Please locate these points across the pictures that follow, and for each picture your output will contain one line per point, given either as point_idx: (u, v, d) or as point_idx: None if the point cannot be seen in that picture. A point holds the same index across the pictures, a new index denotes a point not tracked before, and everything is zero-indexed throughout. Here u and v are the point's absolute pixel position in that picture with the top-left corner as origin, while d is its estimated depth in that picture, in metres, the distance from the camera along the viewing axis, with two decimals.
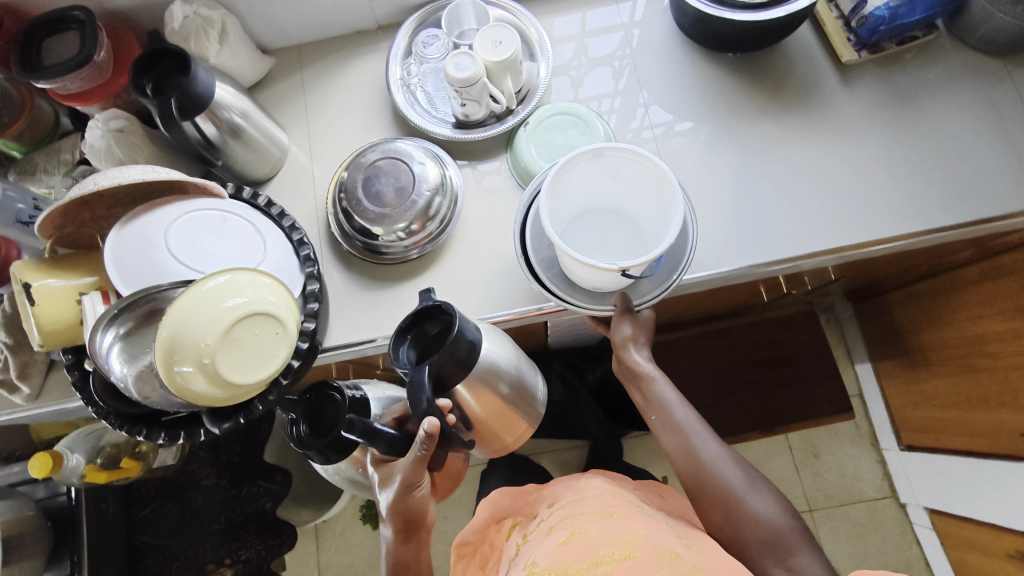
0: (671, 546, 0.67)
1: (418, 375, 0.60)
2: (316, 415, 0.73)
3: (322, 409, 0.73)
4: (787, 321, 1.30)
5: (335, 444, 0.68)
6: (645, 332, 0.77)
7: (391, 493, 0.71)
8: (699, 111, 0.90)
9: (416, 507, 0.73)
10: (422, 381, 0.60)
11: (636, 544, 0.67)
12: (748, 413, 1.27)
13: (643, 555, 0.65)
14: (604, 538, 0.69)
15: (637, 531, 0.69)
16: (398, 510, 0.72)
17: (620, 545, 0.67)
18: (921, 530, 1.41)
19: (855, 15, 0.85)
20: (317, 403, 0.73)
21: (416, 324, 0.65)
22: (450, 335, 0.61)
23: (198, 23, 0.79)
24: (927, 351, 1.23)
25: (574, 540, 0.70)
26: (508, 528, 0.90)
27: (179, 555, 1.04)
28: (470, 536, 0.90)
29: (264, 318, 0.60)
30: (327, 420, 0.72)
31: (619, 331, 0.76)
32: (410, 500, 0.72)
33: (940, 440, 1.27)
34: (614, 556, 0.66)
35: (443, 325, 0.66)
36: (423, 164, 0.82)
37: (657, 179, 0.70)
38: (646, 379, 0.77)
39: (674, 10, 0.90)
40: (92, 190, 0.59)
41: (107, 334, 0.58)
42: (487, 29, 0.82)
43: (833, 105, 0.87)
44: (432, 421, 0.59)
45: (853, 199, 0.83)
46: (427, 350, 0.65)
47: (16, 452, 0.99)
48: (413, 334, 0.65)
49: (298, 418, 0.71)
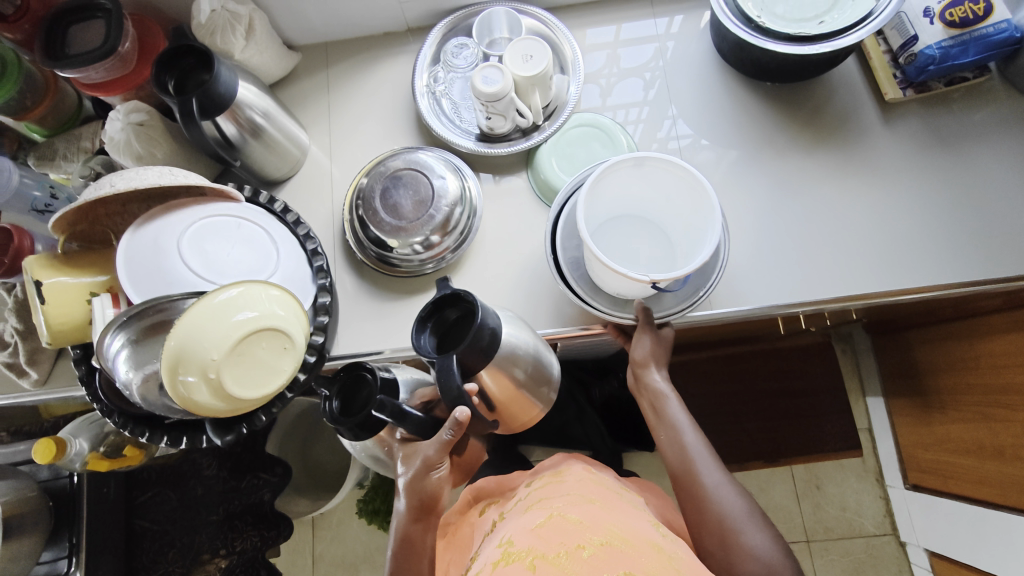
0: (651, 537, 0.62)
1: (446, 363, 0.58)
2: (351, 394, 0.64)
3: (355, 389, 0.64)
4: (800, 352, 1.28)
5: (366, 423, 0.61)
6: (662, 354, 0.75)
7: (408, 471, 0.69)
8: (730, 138, 0.87)
9: (431, 490, 0.71)
10: (450, 368, 0.58)
11: (619, 533, 0.61)
12: (753, 443, 1.24)
13: (629, 543, 0.60)
14: (587, 523, 0.62)
15: (620, 521, 0.64)
16: (415, 491, 0.70)
17: (604, 532, 0.60)
18: (919, 571, 1.39)
19: (904, 51, 0.81)
20: (350, 383, 0.64)
21: (438, 309, 0.63)
22: (473, 327, 0.58)
23: (224, 18, 0.77)
24: (943, 393, 1.19)
25: (552, 521, 0.63)
26: (482, 506, 0.84)
27: (176, 542, 1.05)
28: (451, 517, 0.84)
29: (273, 333, 0.59)
30: (359, 402, 0.63)
31: (640, 347, 0.75)
32: (428, 480, 0.70)
33: (948, 484, 1.24)
34: (597, 540, 0.59)
35: (463, 312, 0.63)
36: (444, 178, 0.80)
37: (696, 195, 0.68)
38: (659, 397, 0.74)
39: (715, 33, 0.87)
40: (109, 193, 0.58)
41: (116, 338, 0.58)
42: (518, 42, 0.80)
43: (871, 143, 0.84)
44: (464, 410, 0.59)
45: (882, 243, 0.81)
46: (447, 336, 0.63)
47: (23, 428, 1.03)
48: (433, 322, 0.63)
49: (331, 395, 0.63)
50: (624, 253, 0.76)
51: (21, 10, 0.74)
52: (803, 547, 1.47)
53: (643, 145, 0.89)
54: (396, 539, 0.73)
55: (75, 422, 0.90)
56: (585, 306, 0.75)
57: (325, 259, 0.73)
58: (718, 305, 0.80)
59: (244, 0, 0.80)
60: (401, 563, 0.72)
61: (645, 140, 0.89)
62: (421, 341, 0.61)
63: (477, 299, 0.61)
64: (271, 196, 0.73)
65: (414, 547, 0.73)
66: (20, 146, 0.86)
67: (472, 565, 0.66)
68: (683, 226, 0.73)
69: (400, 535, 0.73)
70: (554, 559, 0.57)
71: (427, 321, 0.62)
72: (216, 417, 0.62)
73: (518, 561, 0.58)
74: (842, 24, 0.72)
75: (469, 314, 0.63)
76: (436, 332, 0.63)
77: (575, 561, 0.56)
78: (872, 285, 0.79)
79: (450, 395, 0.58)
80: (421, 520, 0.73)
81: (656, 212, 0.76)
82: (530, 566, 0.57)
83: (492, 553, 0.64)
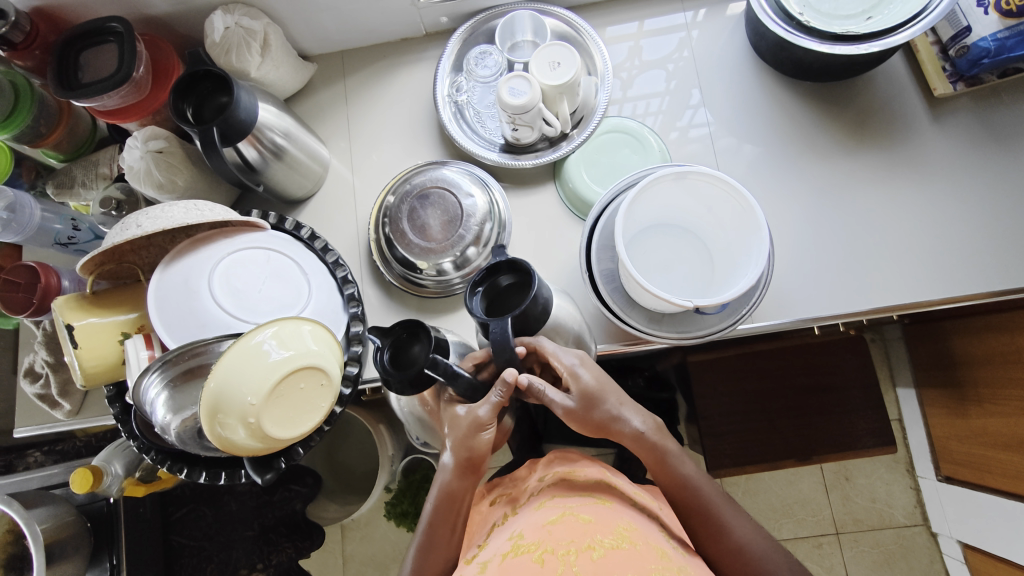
0: (659, 542, 0.60)
1: (503, 328, 0.56)
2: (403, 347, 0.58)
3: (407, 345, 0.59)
4: (831, 347, 1.14)
5: (416, 380, 0.56)
6: (610, 393, 0.64)
7: (458, 425, 0.62)
8: (765, 137, 0.84)
9: (481, 449, 0.63)
10: (505, 333, 0.56)
11: (628, 535, 0.60)
12: (783, 441, 1.11)
13: (637, 546, 0.58)
14: (597, 522, 0.61)
15: (629, 523, 0.62)
16: (460, 449, 0.63)
17: (614, 533, 0.59)
18: (952, 562, 1.31)
19: (955, 43, 0.76)
20: (404, 338, 0.59)
21: (492, 274, 0.61)
22: (529, 298, 0.57)
23: (239, 35, 0.74)
24: (981, 386, 1.07)
25: (565, 520, 0.61)
26: (492, 497, 0.77)
27: (213, 557, 1.06)
28: (456, 486, 0.65)
29: (310, 372, 0.56)
30: (409, 360, 0.57)
31: (585, 424, 0.63)
32: (478, 438, 0.62)
33: (985, 478, 1.13)
34: (606, 542, 0.58)
35: (515, 278, 0.61)
36: (474, 196, 0.78)
37: (742, 211, 0.64)
38: (665, 459, 0.65)
39: (752, 29, 0.83)
40: (136, 234, 0.56)
41: (153, 381, 0.56)
42: (543, 50, 0.76)
43: (920, 142, 0.81)
44: (512, 371, 0.57)
45: (929, 251, 0.78)
46: (499, 302, 0.61)
47: (72, 448, 1.08)
48: (485, 287, 0.61)
49: (381, 346, 0.58)
50: (659, 268, 0.73)
51: (30, 36, 0.72)
52: (833, 540, 1.39)
53: (666, 140, 0.85)
54: (436, 498, 0.65)
55: (107, 448, 0.90)
56: (619, 322, 0.72)
57: (355, 286, 0.72)
58: (761, 318, 0.78)
59: (258, 14, 0.77)
60: (435, 529, 0.65)
61: (667, 132, 0.85)
62: (473, 301, 0.59)
63: (535, 270, 0.60)
64: (297, 222, 0.72)
65: (453, 513, 0.65)
66: (38, 174, 0.85)
67: (477, 554, 0.64)
68: (725, 240, 0.69)
69: (442, 494, 0.65)
70: (563, 556, 0.56)
71: (481, 286, 0.61)
72: (256, 456, 0.59)
73: (527, 554, 0.58)
74: (893, 20, 0.68)
75: (523, 282, 0.61)
76: (486, 296, 0.61)
77: (581, 560, 0.55)
78: (916, 296, 0.77)
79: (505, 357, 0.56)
80: (468, 479, 0.65)
81: (695, 225, 0.72)
82: (540, 560, 0.57)
83: (501, 544, 0.62)
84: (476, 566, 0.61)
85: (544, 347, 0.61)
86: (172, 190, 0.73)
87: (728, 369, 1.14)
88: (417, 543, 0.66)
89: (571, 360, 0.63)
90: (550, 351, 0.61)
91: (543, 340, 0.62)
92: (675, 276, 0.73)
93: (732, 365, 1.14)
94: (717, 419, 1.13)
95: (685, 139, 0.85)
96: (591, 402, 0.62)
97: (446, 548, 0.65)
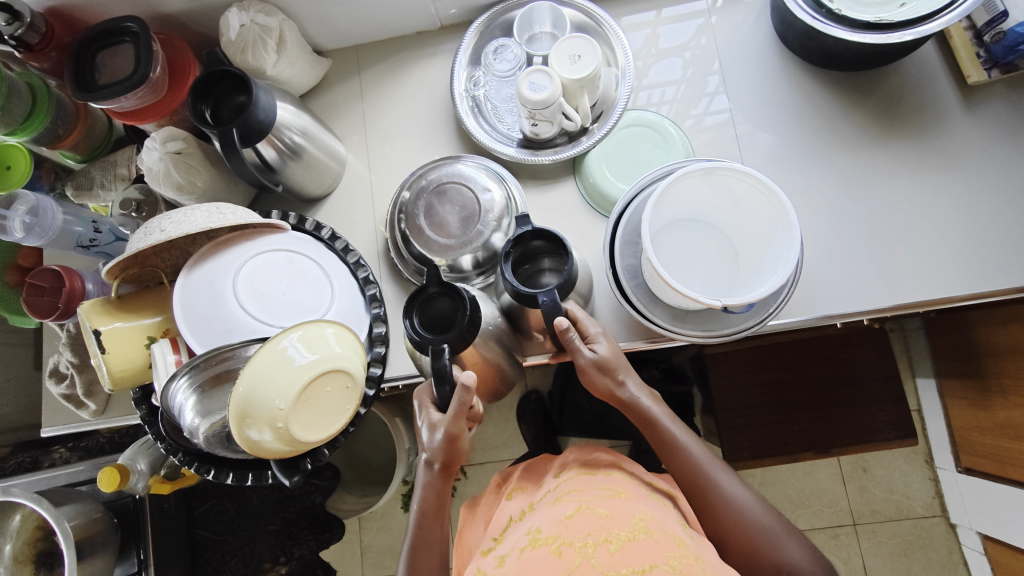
0: (677, 531, 0.60)
1: (555, 297, 0.57)
2: (431, 309, 0.60)
3: (434, 304, 0.60)
4: (849, 338, 1.12)
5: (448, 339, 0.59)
6: (621, 362, 0.65)
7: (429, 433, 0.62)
8: (788, 126, 0.82)
9: (461, 451, 0.65)
10: (556, 301, 0.57)
11: (644, 525, 0.60)
12: (803, 434, 1.09)
13: (654, 535, 0.58)
14: (614, 515, 0.61)
15: (646, 513, 0.62)
16: (439, 453, 0.63)
17: (630, 525, 0.60)
18: (971, 553, 1.30)
19: (990, 28, 0.73)
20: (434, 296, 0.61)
21: (519, 242, 0.62)
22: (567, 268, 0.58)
23: (255, 33, 0.73)
24: (1003, 377, 1.05)
25: (581, 514, 0.61)
26: (508, 491, 0.78)
27: (238, 551, 1.08)
28: (430, 500, 0.67)
29: (336, 374, 0.56)
30: (440, 317, 0.60)
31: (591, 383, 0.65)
32: (445, 446, 0.63)
33: (1005, 470, 1.11)
34: (623, 535, 0.58)
35: (548, 242, 0.63)
36: (493, 192, 0.77)
37: (771, 207, 0.63)
38: (654, 424, 0.67)
39: (778, 14, 0.80)
40: (160, 239, 0.56)
41: (182, 385, 0.56)
42: (563, 42, 0.75)
43: (951, 130, 0.79)
44: (471, 375, 0.56)
45: (958, 245, 0.76)
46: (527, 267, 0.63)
47: (102, 445, 1.10)
48: (516, 251, 0.63)
49: (408, 311, 0.59)
50: (682, 264, 0.72)
51: (45, 37, 0.71)
52: (850, 531, 1.38)
53: (683, 128, 0.84)
54: (416, 509, 0.68)
55: (132, 446, 0.91)
56: (642, 319, 0.71)
57: (377, 287, 0.71)
58: (784, 316, 0.77)
59: (273, 11, 0.76)
60: (424, 535, 0.68)
61: (682, 120, 0.84)
62: (505, 266, 0.61)
63: (566, 238, 0.61)
64: (317, 222, 0.71)
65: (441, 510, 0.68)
66: (57, 176, 0.86)
67: (496, 548, 0.66)
68: (752, 236, 0.68)
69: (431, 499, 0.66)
70: (580, 548, 0.57)
71: (509, 252, 0.62)
72: (284, 459, 0.59)
73: (545, 547, 0.59)
74: (929, 7, 0.65)
75: (556, 244, 0.62)
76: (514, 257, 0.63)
77: (599, 553, 0.57)
78: (944, 291, 0.75)
79: (551, 322, 0.58)
80: (442, 483, 0.67)
81: (714, 219, 0.71)
82: (558, 552, 0.58)
83: (520, 538, 0.63)
84: (496, 560, 0.62)
85: (575, 312, 0.62)
86: (191, 192, 0.73)
87: (746, 362, 1.12)
88: (406, 548, 0.69)
89: (597, 330, 0.64)
90: (581, 314, 0.63)
91: (572, 302, 0.63)
92: (699, 273, 0.72)
93: (749, 357, 1.12)
94: (735, 412, 1.11)
95: (700, 127, 0.83)
96: (605, 369, 0.63)
97: (430, 553, 0.68)
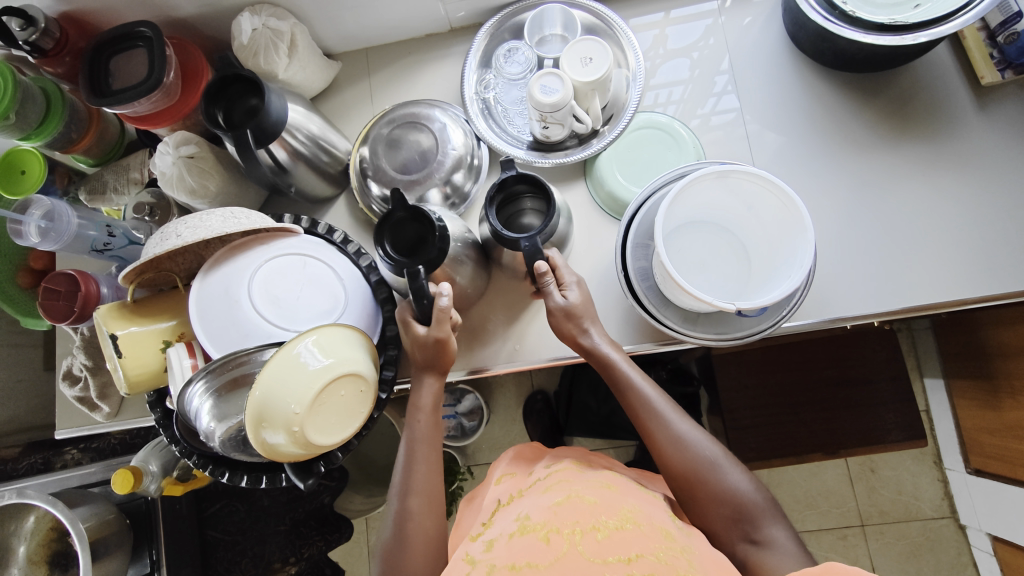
0: (664, 523, 0.61)
1: (535, 242, 0.61)
2: (401, 233, 0.61)
3: (404, 229, 0.61)
4: (858, 338, 1.12)
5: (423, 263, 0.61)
6: (588, 312, 0.70)
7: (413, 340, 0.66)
8: (798, 127, 0.82)
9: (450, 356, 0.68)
10: (537, 245, 0.61)
11: (632, 516, 0.60)
12: (811, 435, 1.09)
13: (641, 527, 0.58)
14: (602, 504, 0.61)
15: (634, 506, 0.63)
16: (431, 356, 0.66)
17: (618, 515, 0.60)
18: (980, 555, 1.30)
19: (1004, 29, 0.74)
20: (406, 221, 0.61)
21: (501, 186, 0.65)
22: (549, 216, 0.62)
23: (267, 37, 0.74)
24: (1013, 379, 1.04)
25: (570, 501, 0.61)
26: (497, 475, 0.78)
27: (248, 551, 1.09)
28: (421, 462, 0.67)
29: (351, 379, 0.56)
30: (410, 240, 0.61)
31: (567, 329, 0.69)
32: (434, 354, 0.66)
33: (1014, 471, 1.10)
34: (610, 524, 0.58)
35: (529, 186, 0.66)
36: (442, 122, 0.80)
37: (784, 209, 0.63)
38: (613, 368, 0.68)
39: (791, 15, 0.80)
40: (177, 244, 0.57)
41: (198, 390, 0.57)
42: (575, 44, 0.74)
43: (963, 131, 0.78)
44: (448, 286, 0.62)
45: (966, 246, 0.76)
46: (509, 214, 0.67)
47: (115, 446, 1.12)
48: (501, 197, 0.66)
49: (381, 239, 0.60)
50: (693, 265, 0.72)
51: (59, 42, 0.72)
52: (858, 532, 1.37)
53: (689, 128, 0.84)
54: (398, 486, 0.66)
55: (145, 448, 0.92)
56: (653, 320, 0.71)
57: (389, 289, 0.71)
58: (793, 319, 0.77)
59: (285, 14, 0.76)
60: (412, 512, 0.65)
61: (688, 120, 0.84)
62: (492, 213, 0.63)
63: (553, 189, 0.65)
64: (330, 226, 0.71)
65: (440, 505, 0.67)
66: (70, 180, 0.86)
67: (484, 532, 0.64)
68: (765, 239, 0.68)
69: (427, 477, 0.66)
70: (568, 535, 0.57)
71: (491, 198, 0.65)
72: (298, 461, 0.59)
73: (533, 534, 0.58)
74: (943, 9, 0.65)
75: (536, 186, 0.65)
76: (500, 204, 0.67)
77: (586, 540, 0.56)
78: (952, 294, 0.75)
79: (531, 265, 0.62)
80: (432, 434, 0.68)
81: (714, 216, 0.72)
82: (545, 539, 0.57)
83: (508, 524, 0.62)
84: (484, 543, 0.61)
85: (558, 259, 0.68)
86: (204, 196, 0.73)
87: (753, 363, 1.12)
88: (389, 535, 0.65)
89: (572, 279, 0.69)
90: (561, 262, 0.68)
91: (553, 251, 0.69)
92: (710, 275, 0.72)
93: (757, 358, 1.12)
94: (743, 413, 1.11)
95: (707, 126, 0.83)
96: (571, 315, 0.68)
97: (417, 541, 0.63)
